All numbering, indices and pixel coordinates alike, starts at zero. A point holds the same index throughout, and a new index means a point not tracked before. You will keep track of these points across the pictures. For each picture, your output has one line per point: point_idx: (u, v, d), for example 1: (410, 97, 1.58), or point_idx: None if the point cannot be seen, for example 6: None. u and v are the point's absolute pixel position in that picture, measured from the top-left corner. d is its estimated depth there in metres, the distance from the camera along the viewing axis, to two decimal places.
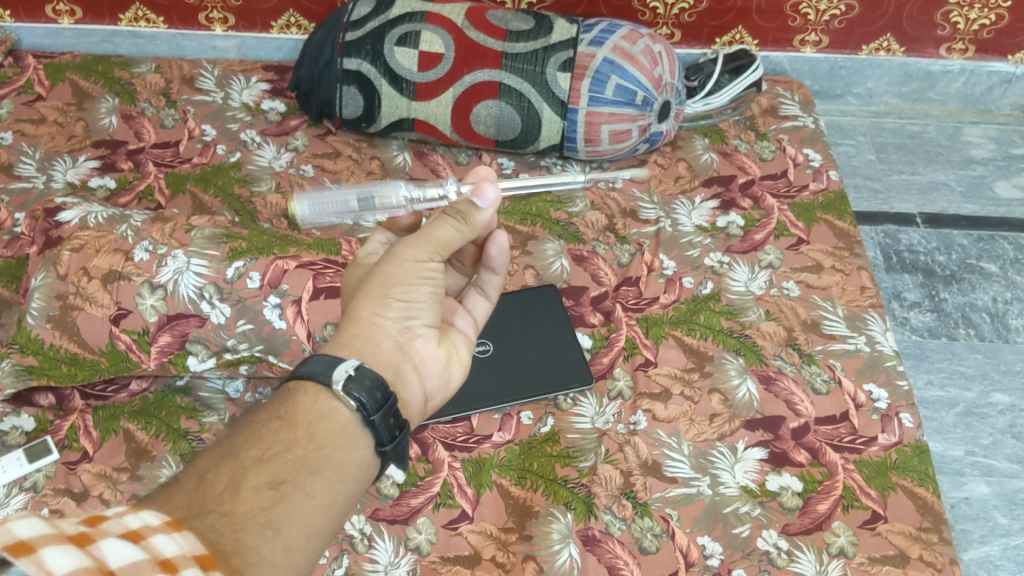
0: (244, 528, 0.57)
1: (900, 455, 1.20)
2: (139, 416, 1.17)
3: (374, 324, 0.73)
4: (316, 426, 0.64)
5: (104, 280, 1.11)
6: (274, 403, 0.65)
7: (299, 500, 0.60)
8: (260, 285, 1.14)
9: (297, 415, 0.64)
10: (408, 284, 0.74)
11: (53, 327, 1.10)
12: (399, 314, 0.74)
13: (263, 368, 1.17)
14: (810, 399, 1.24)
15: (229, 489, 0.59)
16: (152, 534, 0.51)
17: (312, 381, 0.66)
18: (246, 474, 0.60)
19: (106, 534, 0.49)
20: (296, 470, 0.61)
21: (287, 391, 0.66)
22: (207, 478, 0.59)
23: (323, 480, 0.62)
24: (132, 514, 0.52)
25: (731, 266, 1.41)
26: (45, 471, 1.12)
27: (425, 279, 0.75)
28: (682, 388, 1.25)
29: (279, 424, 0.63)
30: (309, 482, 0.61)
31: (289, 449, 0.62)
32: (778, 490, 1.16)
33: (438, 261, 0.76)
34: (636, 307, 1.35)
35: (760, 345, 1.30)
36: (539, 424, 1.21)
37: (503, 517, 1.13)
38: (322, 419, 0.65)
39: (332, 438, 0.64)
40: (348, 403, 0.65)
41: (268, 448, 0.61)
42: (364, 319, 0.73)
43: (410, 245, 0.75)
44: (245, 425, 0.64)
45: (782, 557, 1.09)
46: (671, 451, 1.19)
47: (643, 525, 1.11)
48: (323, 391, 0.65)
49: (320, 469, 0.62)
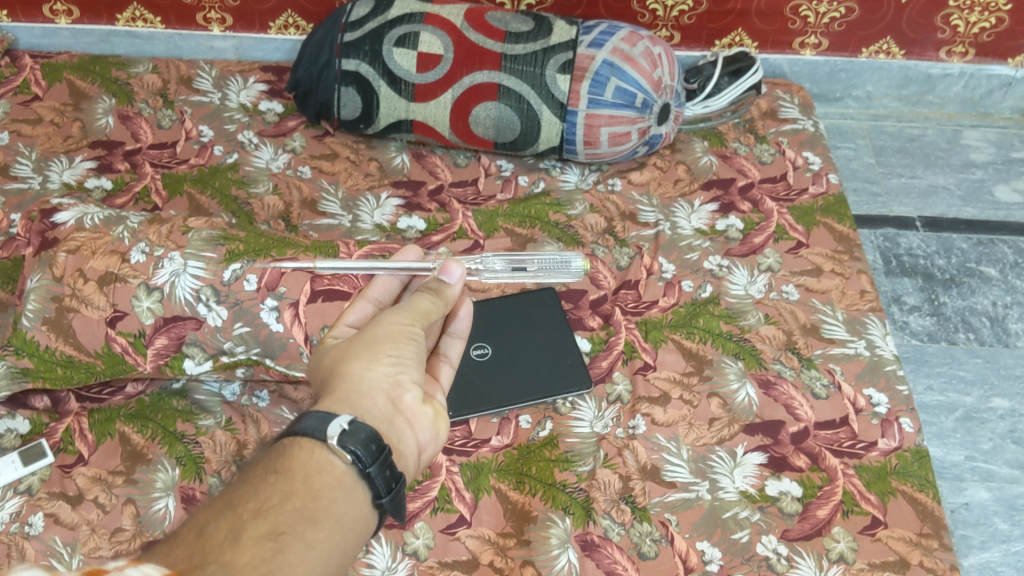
0: None
1: (900, 461, 1.19)
2: (135, 418, 1.17)
3: (364, 377, 0.74)
4: (313, 478, 0.64)
5: (100, 282, 1.10)
6: (271, 458, 0.65)
7: (297, 551, 0.59)
8: (257, 287, 1.13)
9: (293, 467, 0.65)
10: (397, 339, 0.77)
11: (49, 329, 1.09)
12: (389, 367, 0.76)
13: (261, 372, 1.16)
14: (810, 403, 1.24)
15: (228, 541, 0.58)
16: None
17: (306, 437, 0.66)
18: (244, 526, 0.59)
19: None
20: (295, 521, 0.61)
21: (283, 445, 0.67)
22: (207, 532, 0.58)
23: (322, 531, 0.62)
24: (133, 567, 0.52)
25: (730, 269, 1.40)
26: (40, 474, 1.12)
27: (410, 339, 0.78)
28: (681, 392, 1.24)
29: (275, 473, 0.64)
30: (307, 532, 0.61)
31: (287, 501, 0.62)
32: (777, 495, 1.15)
33: (420, 329, 0.80)
34: (635, 310, 1.34)
35: (760, 349, 1.29)
36: (537, 428, 1.21)
37: (501, 522, 1.12)
38: (319, 471, 0.65)
39: (330, 490, 0.64)
40: (344, 456, 0.65)
41: (266, 499, 0.61)
42: (353, 373, 0.74)
43: (395, 313, 0.79)
44: (242, 478, 0.64)
45: (781, 564, 1.09)
46: (671, 456, 1.18)
47: (643, 530, 1.11)
48: (318, 446, 0.66)
49: (318, 520, 0.62)
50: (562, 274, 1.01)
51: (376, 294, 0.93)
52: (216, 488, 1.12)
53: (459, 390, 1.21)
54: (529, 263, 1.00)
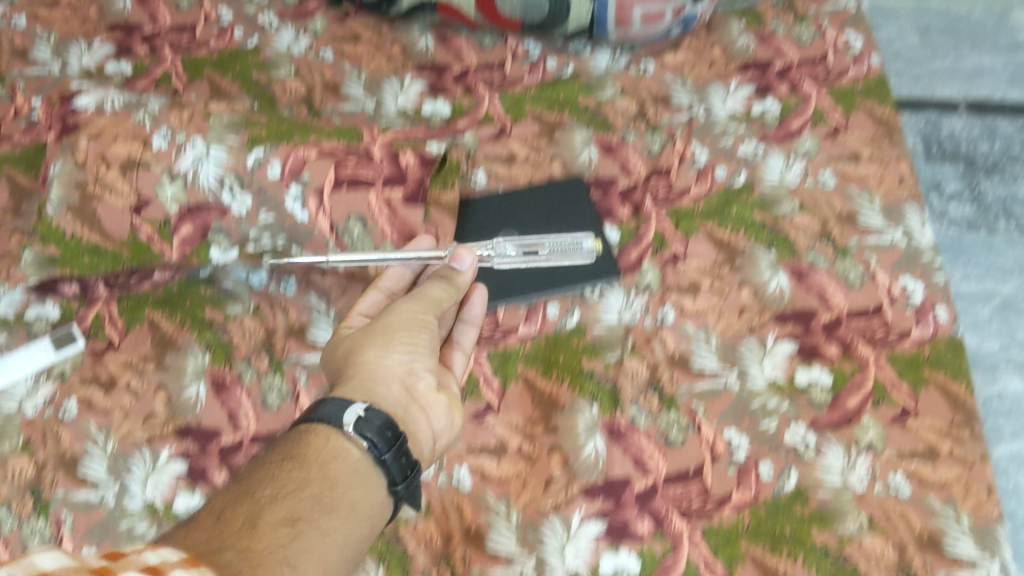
0: (265, 559, 0.65)
1: (933, 350, 1.16)
2: (163, 305, 1.18)
3: (381, 362, 0.91)
4: (327, 467, 0.77)
5: (123, 168, 1.09)
6: (291, 446, 0.79)
7: (314, 535, 0.70)
8: (282, 174, 1.11)
9: (311, 458, 0.78)
10: (410, 330, 0.95)
11: (74, 217, 1.09)
12: (404, 355, 0.93)
13: (287, 262, 1.13)
14: (844, 292, 1.21)
15: (249, 524, 0.68)
16: (170, 568, 0.58)
17: (323, 425, 0.81)
18: (263, 512, 0.70)
19: (126, 568, 0.56)
20: (311, 508, 0.72)
21: (301, 434, 0.81)
22: (225, 517, 0.69)
23: (337, 517, 0.73)
24: (152, 552, 0.59)
25: (765, 155, 1.36)
26: (72, 360, 1.14)
27: (423, 328, 0.96)
28: (712, 281, 1.22)
29: (294, 464, 0.76)
30: (322, 519, 0.72)
31: (304, 488, 0.74)
32: (807, 385, 1.14)
33: (431, 317, 0.98)
34: (666, 199, 1.31)
35: (793, 238, 1.26)
36: (565, 318, 1.21)
37: (528, 409, 1.15)
38: (333, 460, 0.78)
39: (343, 478, 0.77)
40: (361, 443, 0.80)
41: (284, 487, 0.73)
42: (372, 360, 0.92)
43: (409, 303, 0.98)
44: (262, 470, 0.75)
45: (809, 452, 1.10)
46: (699, 346, 1.18)
47: (670, 418, 1.12)
48: (334, 433, 0.80)
49: (333, 507, 0.74)
50: (574, 253, 1.18)
51: (390, 285, 1.09)
52: (246, 374, 1.14)
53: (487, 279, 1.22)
54: (540, 248, 1.17)
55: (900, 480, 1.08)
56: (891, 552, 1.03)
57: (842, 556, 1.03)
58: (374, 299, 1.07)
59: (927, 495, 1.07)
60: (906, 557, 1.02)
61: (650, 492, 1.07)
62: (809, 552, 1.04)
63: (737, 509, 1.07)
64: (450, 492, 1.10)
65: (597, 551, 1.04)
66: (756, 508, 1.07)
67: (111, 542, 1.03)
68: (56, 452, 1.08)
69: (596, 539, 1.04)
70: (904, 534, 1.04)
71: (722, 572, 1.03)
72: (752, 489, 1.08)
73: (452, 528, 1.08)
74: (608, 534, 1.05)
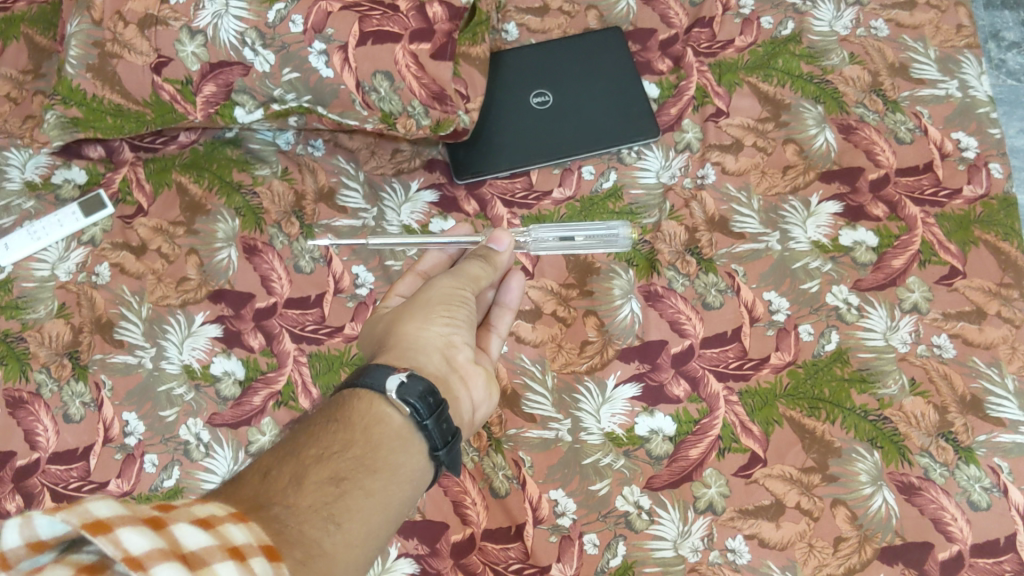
0: (307, 519, 0.55)
1: (985, 209, 1.11)
2: (190, 169, 1.16)
3: (419, 335, 0.77)
4: (372, 429, 0.65)
5: (142, 25, 1.05)
6: (330, 410, 0.66)
7: (360, 497, 0.59)
8: (304, 29, 1.06)
9: (354, 416, 0.65)
10: (449, 303, 0.80)
11: (93, 77, 1.06)
12: (443, 327, 0.78)
13: (313, 121, 1.13)
14: (893, 149, 1.15)
15: (292, 482, 0.58)
16: (222, 522, 0.50)
17: (366, 390, 0.67)
18: (307, 470, 0.59)
19: (176, 519, 0.49)
20: (355, 469, 0.61)
21: (343, 397, 0.68)
22: (269, 474, 0.58)
23: (380, 480, 0.62)
24: (199, 504, 0.52)
25: (815, 2, 1.26)
26: (102, 225, 1.14)
27: (463, 302, 0.81)
28: (755, 139, 1.18)
29: (337, 425, 0.64)
30: (366, 481, 0.61)
31: (347, 449, 0.62)
32: (851, 245, 1.10)
33: (471, 292, 0.83)
34: (708, 51, 1.25)
35: (842, 92, 1.20)
36: (601, 180, 1.17)
37: (563, 274, 1.13)
38: (377, 422, 0.65)
39: (388, 441, 0.65)
40: (403, 409, 0.66)
41: (327, 447, 0.61)
42: (410, 332, 0.77)
43: (448, 276, 0.82)
44: (303, 430, 0.63)
45: (851, 313, 1.07)
46: (740, 208, 1.14)
47: (707, 281, 1.10)
48: (377, 399, 0.67)
49: (377, 469, 0.62)
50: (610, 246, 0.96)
51: (426, 268, 0.94)
52: (277, 239, 1.13)
53: (518, 138, 1.17)
54: (575, 237, 0.96)
55: (945, 341, 1.04)
56: (933, 413, 1.01)
57: (881, 417, 1.01)
58: (410, 285, 0.92)
59: (972, 355, 1.03)
60: (948, 419, 1.00)
61: (686, 354, 1.07)
62: (848, 414, 1.02)
63: (776, 370, 1.05)
64: None
65: (633, 413, 1.05)
66: (795, 369, 1.05)
67: (152, 405, 1.05)
68: (92, 315, 1.08)
69: (632, 401, 1.05)
70: (947, 396, 1.01)
71: (758, 433, 1.02)
72: (791, 350, 1.06)
73: None
74: (644, 396, 1.06)
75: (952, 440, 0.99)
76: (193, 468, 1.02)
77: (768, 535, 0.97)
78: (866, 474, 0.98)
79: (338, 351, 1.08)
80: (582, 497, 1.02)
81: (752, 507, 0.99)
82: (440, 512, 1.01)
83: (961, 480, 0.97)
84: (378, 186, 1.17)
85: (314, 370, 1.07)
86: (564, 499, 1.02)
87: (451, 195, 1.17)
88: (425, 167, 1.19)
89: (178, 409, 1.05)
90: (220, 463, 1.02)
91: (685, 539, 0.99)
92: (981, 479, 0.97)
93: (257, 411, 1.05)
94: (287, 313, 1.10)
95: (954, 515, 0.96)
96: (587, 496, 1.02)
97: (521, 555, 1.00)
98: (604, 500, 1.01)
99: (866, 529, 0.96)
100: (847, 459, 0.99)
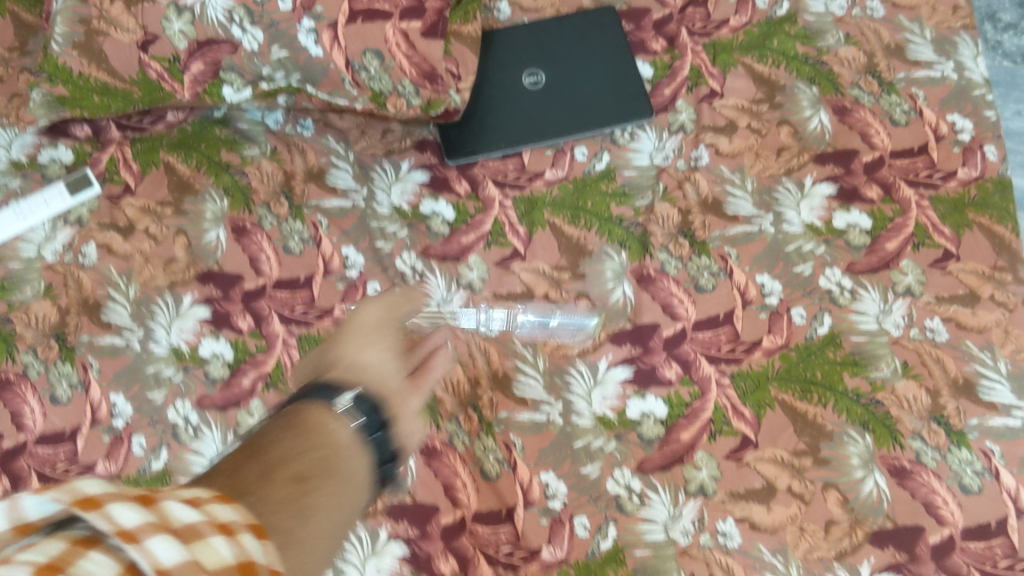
0: (280, 512, 0.54)
1: (980, 192, 1.11)
2: (178, 149, 1.15)
3: (363, 360, 0.77)
4: (329, 438, 0.64)
5: (127, 2, 1.04)
6: (282, 421, 0.65)
7: (326, 494, 0.58)
8: (293, 7, 1.05)
9: (308, 425, 0.64)
10: (382, 332, 0.80)
11: (79, 55, 1.04)
12: (381, 353, 0.78)
13: (303, 100, 1.11)
14: (888, 131, 1.14)
15: (259, 476, 0.56)
16: (208, 503, 0.49)
17: (312, 408, 0.67)
18: (272, 467, 0.58)
19: (165, 497, 0.47)
20: (318, 469, 0.60)
21: (289, 413, 0.67)
22: (236, 471, 0.57)
23: (343, 482, 0.61)
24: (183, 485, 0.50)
25: None
26: (89, 206, 1.12)
27: (396, 331, 0.82)
28: (750, 121, 1.17)
29: (293, 432, 0.63)
30: (329, 481, 0.60)
31: (309, 451, 0.61)
32: (844, 228, 1.10)
33: (399, 323, 0.84)
34: (703, 31, 1.23)
35: (837, 73, 1.19)
36: (594, 161, 1.17)
37: (555, 255, 1.12)
38: (333, 430, 0.65)
39: (345, 448, 0.64)
40: (349, 425, 0.67)
41: (288, 450, 0.61)
42: (350, 358, 0.77)
43: (375, 304, 0.83)
44: (259, 439, 0.62)
45: (844, 297, 1.06)
46: (734, 189, 1.13)
47: (701, 264, 1.09)
48: (324, 413, 0.66)
49: (337, 471, 0.61)
50: None
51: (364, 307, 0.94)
52: (266, 220, 1.12)
53: (512, 120, 1.16)
54: None
55: (938, 325, 1.04)
56: (925, 397, 1.00)
57: (873, 401, 1.01)
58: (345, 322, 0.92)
59: (964, 339, 1.03)
60: (940, 402, 1.00)
61: (678, 337, 1.06)
62: (840, 398, 1.01)
63: (769, 354, 1.04)
64: (477, 338, 1.08)
65: (624, 396, 1.04)
66: (787, 352, 1.04)
67: (139, 386, 1.04)
68: (79, 297, 1.07)
69: (624, 384, 1.05)
70: (939, 379, 1.01)
71: (750, 417, 1.02)
72: (784, 333, 1.05)
73: (478, 373, 1.07)
74: (636, 379, 1.05)
75: (944, 423, 0.99)
76: (181, 451, 1.01)
77: (759, 518, 0.97)
78: (857, 458, 0.98)
79: (327, 334, 1.07)
80: (573, 480, 1.01)
81: (744, 490, 0.99)
82: (431, 494, 0.99)
83: (952, 464, 0.97)
84: (369, 167, 1.17)
85: (304, 352, 1.06)
86: (555, 481, 1.01)
87: (442, 175, 1.16)
88: (416, 147, 1.18)
89: (166, 390, 1.05)
90: (208, 446, 1.02)
91: (676, 522, 0.98)
92: (972, 463, 0.97)
93: (246, 393, 1.04)
94: (276, 295, 1.09)
95: (945, 498, 0.96)
96: (579, 479, 1.01)
97: (511, 538, 0.99)
98: (595, 483, 1.01)
99: (857, 512, 0.96)
100: (839, 442, 0.99)
